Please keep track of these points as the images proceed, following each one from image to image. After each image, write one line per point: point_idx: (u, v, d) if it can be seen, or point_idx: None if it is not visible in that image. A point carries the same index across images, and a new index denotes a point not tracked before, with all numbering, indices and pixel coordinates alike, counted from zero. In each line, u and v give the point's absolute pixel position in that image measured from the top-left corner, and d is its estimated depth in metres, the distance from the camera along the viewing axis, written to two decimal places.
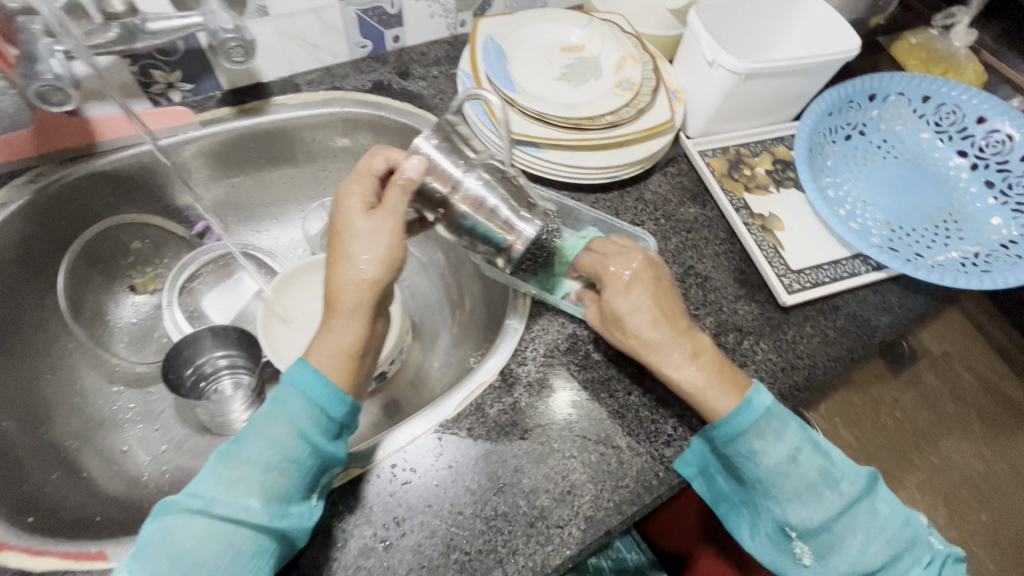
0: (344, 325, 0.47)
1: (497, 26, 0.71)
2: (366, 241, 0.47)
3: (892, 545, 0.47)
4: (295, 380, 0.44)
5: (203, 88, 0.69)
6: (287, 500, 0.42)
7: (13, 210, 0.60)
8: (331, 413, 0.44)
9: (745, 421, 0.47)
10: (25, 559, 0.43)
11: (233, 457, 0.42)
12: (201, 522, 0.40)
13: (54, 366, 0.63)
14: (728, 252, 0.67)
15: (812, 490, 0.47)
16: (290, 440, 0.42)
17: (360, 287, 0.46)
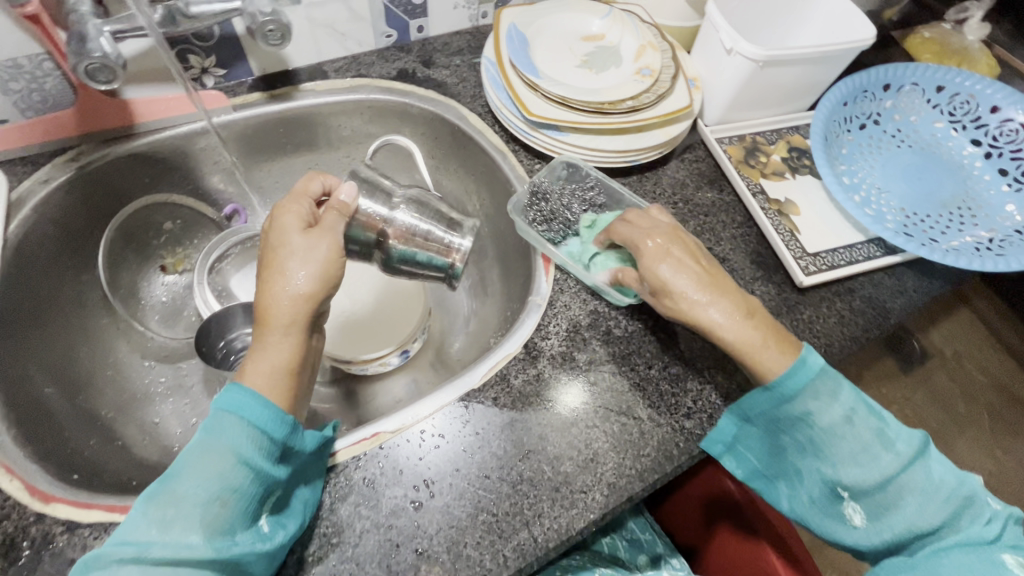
0: (278, 342, 0.47)
1: (520, 14, 0.73)
2: (301, 256, 0.49)
3: (950, 505, 0.47)
4: (229, 404, 0.42)
5: (235, 73, 0.72)
6: (235, 528, 0.41)
7: (56, 186, 0.62)
8: (272, 434, 0.43)
9: (798, 383, 0.48)
10: (74, 510, 0.45)
11: (166, 496, 0.39)
12: (140, 565, 0.38)
13: (91, 338, 0.65)
14: (745, 235, 0.69)
15: (867, 450, 0.47)
16: (230, 469, 0.41)
17: (296, 301, 0.48)
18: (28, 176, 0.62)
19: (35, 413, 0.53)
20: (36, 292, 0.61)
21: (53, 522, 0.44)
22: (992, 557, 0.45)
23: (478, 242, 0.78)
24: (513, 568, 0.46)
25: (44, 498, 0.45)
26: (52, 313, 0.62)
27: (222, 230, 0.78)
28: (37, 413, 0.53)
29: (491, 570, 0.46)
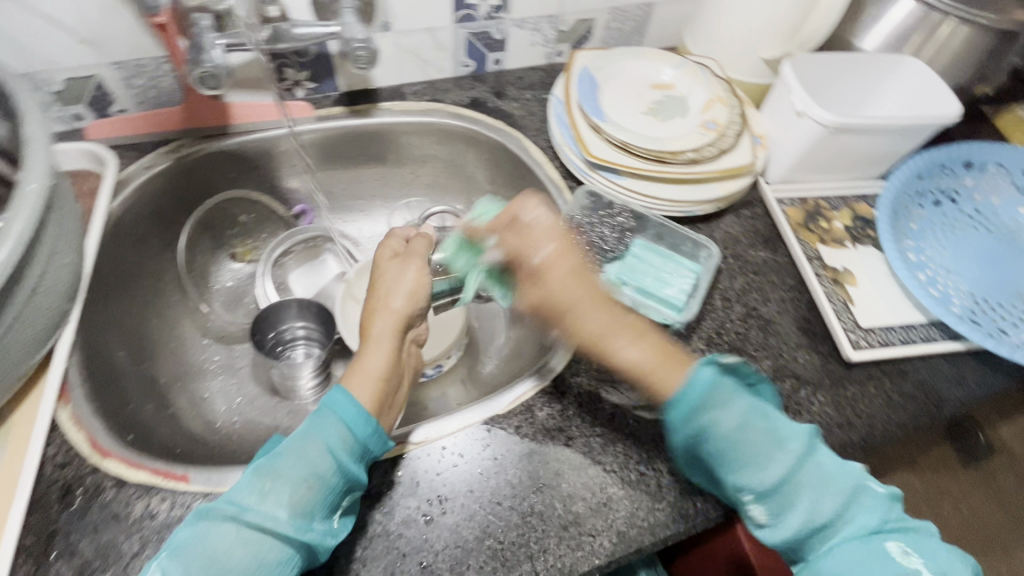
0: (372, 351, 0.52)
1: (593, 58, 0.75)
2: (397, 281, 0.56)
3: (846, 490, 0.44)
4: (331, 402, 0.47)
5: (324, 87, 0.78)
6: (316, 514, 0.44)
7: (156, 172, 0.70)
8: (359, 432, 0.46)
9: (687, 386, 0.45)
10: (124, 468, 0.49)
11: (268, 470, 0.44)
12: (234, 527, 0.41)
13: (161, 311, 0.72)
14: (793, 300, 0.67)
15: (761, 451, 0.44)
16: (321, 458, 0.44)
17: (391, 317, 0.54)
18: (135, 161, 0.70)
19: (106, 371, 0.59)
20: (124, 264, 0.68)
21: (105, 476, 0.49)
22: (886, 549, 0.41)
23: None
24: None
25: (101, 453, 0.50)
26: (133, 285, 0.69)
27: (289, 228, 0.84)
28: (108, 373, 0.59)
29: None
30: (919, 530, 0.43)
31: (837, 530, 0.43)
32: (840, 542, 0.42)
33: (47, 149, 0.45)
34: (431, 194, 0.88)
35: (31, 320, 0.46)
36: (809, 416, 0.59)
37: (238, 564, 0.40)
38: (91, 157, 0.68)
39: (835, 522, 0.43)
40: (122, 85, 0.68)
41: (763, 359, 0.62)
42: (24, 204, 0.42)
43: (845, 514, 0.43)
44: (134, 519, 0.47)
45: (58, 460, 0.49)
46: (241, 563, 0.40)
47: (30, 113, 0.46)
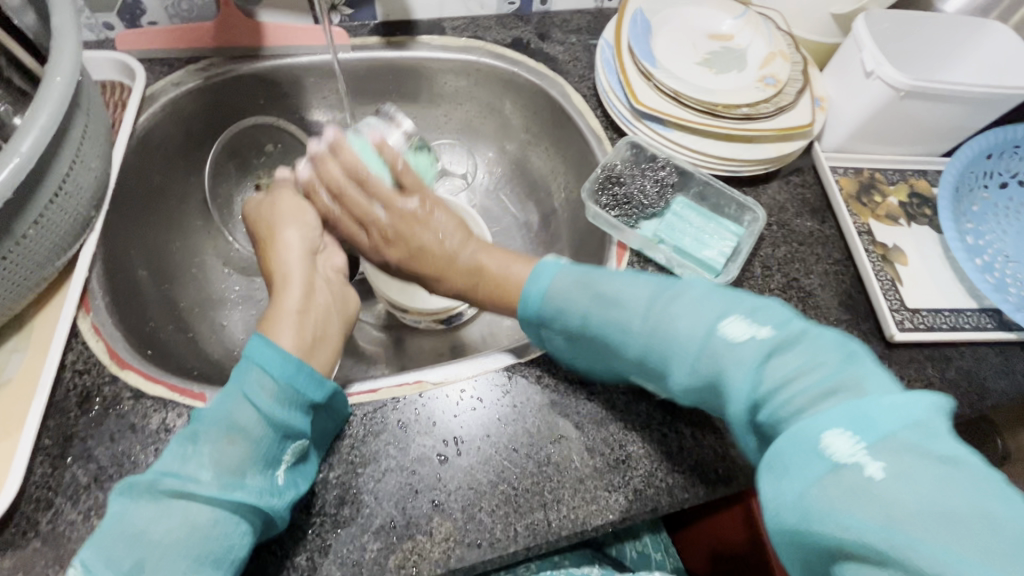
0: (289, 294, 0.52)
1: (649, 1, 0.70)
2: (294, 221, 0.58)
3: (728, 355, 0.41)
4: (246, 354, 0.44)
5: (361, 15, 0.74)
6: (249, 470, 0.40)
7: (186, 90, 0.68)
8: (281, 379, 0.43)
9: (535, 291, 0.50)
10: (143, 382, 0.49)
11: (191, 433, 0.41)
12: (156, 497, 0.38)
13: (183, 235, 0.70)
14: (838, 274, 0.63)
15: (615, 334, 0.46)
16: (240, 409, 0.41)
17: (296, 250, 0.56)
18: (164, 77, 0.68)
19: (127, 287, 0.58)
20: (149, 182, 0.66)
21: (123, 387, 0.48)
22: (809, 440, 0.35)
23: (555, 226, 0.78)
24: (522, 545, 0.46)
25: (120, 363, 0.49)
26: (157, 205, 0.67)
27: None
28: (130, 289, 0.59)
29: (499, 540, 0.46)
30: (847, 390, 0.37)
31: (733, 407, 0.41)
32: (739, 415, 0.40)
33: (77, 42, 0.43)
34: (463, 138, 0.85)
35: (54, 222, 0.45)
36: None
37: (165, 532, 0.37)
38: (120, 67, 0.66)
39: (724, 395, 0.41)
40: None
41: None
42: (50, 97, 0.40)
43: (729, 381, 0.41)
44: (151, 431, 0.46)
45: (77, 366, 0.49)
46: (171, 529, 0.37)
47: (59, 4, 0.44)
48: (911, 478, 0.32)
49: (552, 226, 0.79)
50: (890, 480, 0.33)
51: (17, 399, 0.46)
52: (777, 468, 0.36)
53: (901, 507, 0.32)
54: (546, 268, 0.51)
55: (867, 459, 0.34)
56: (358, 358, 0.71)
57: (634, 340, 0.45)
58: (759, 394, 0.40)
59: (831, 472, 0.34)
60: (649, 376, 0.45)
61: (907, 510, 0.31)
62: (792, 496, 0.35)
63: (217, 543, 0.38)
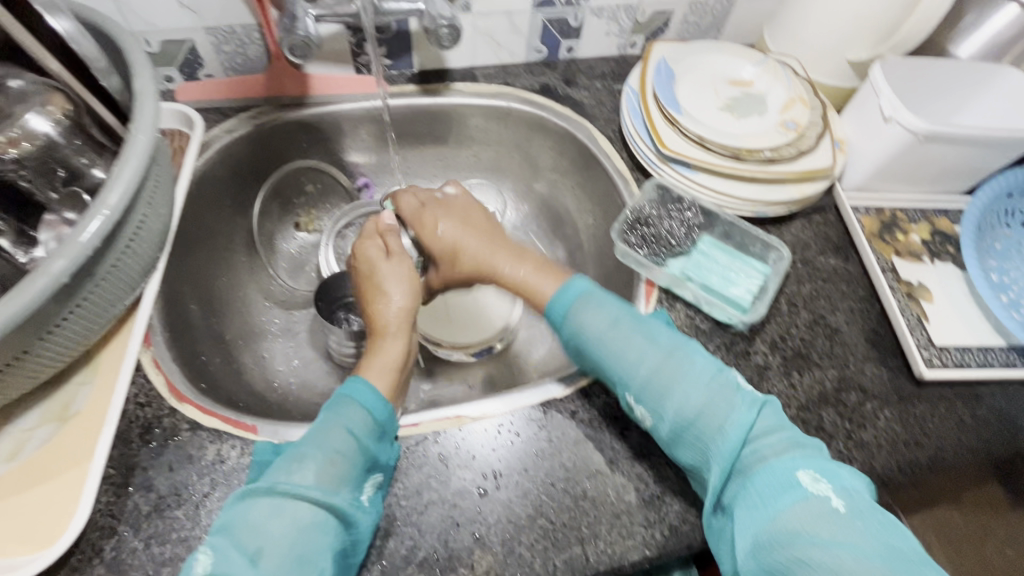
0: (391, 346, 0.56)
1: (671, 51, 0.74)
2: (397, 279, 0.61)
3: (728, 399, 0.48)
4: (349, 390, 0.50)
5: (399, 64, 0.78)
6: (345, 487, 0.45)
7: (237, 136, 0.73)
8: (376, 413, 0.49)
9: (564, 300, 0.56)
10: (198, 414, 0.51)
11: (297, 453, 0.45)
12: (268, 500, 0.43)
13: (229, 271, 0.74)
14: (863, 311, 0.65)
15: (633, 347, 0.51)
16: (344, 437, 0.46)
17: (403, 311, 0.59)
18: (217, 125, 0.73)
19: (181, 322, 0.62)
20: (201, 222, 0.70)
21: (180, 419, 0.51)
22: (791, 473, 0.43)
23: (582, 261, 0.81)
24: None
25: (178, 397, 0.52)
26: (207, 243, 0.71)
27: (351, 200, 0.85)
28: (183, 323, 0.62)
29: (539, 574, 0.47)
30: (808, 449, 0.46)
31: (720, 439, 0.46)
32: (728, 446, 0.46)
33: (156, 102, 0.48)
34: (491, 177, 0.88)
35: (127, 264, 0.49)
36: (874, 431, 0.57)
37: (277, 533, 0.41)
38: (178, 116, 0.71)
39: (715, 428, 0.47)
40: (212, 50, 0.70)
41: (829, 369, 0.60)
42: (132, 154, 0.44)
43: (726, 418, 0.47)
44: (206, 462, 0.49)
45: (140, 399, 0.51)
46: (281, 529, 0.41)
47: (141, 67, 0.48)
48: (864, 515, 0.41)
49: (579, 261, 0.81)
50: (849, 512, 0.41)
51: (84, 430, 0.49)
52: (757, 493, 0.44)
53: (857, 533, 0.39)
54: (586, 283, 0.57)
55: (832, 495, 0.42)
56: None
57: (645, 366, 0.50)
58: (746, 433, 0.47)
59: (805, 500, 0.42)
60: (645, 403, 0.49)
61: (862, 536, 0.39)
62: (766, 521, 0.42)
63: (319, 547, 0.42)
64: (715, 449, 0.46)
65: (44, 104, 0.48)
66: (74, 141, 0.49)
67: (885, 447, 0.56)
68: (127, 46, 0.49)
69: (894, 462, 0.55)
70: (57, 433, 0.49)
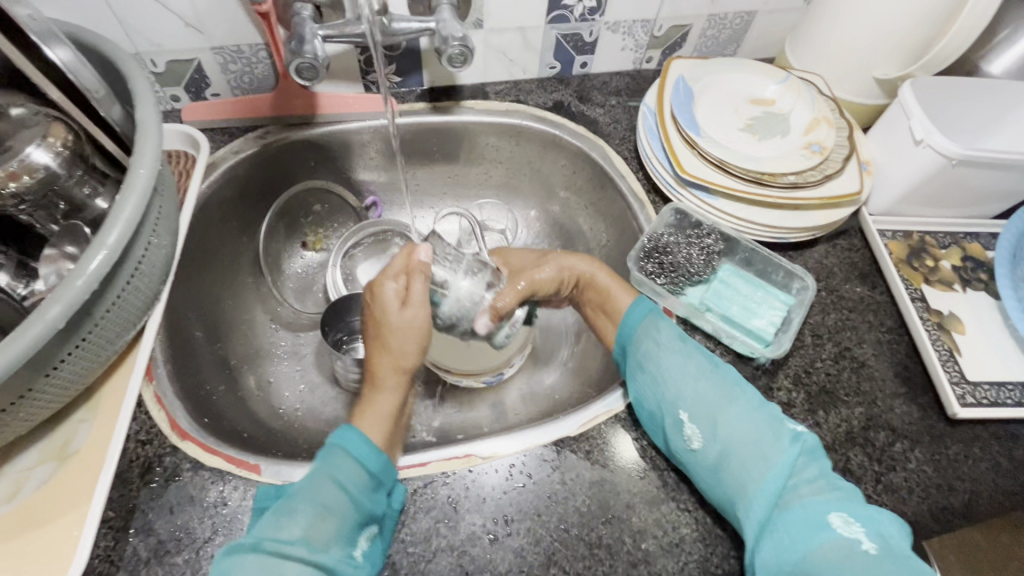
0: (383, 398, 0.54)
1: (690, 68, 0.71)
2: (405, 338, 0.55)
3: (774, 434, 0.47)
4: (342, 441, 0.47)
5: (409, 81, 0.77)
6: (336, 544, 0.43)
7: (244, 156, 0.71)
8: (370, 467, 0.46)
9: (639, 312, 0.56)
10: (200, 453, 0.50)
11: (287, 505, 0.43)
12: (253, 558, 0.40)
13: (234, 294, 0.72)
14: (892, 343, 0.62)
15: (695, 376, 0.50)
16: (332, 492, 0.44)
17: (400, 368, 0.55)
18: (223, 145, 0.71)
19: (185, 351, 0.60)
20: (207, 244, 0.69)
21: (182, 457, 0.49)
22: (822, 514, 0.42)
23: None
24: None
25: (181, 434, 0.51)
26: (213, 265, 0.70)
27: (359, 220, 0.83)
28: (187, 352, 0.61)
29: None
30: (847, 488, 0.44)
31: (759, 480, 0.45)
32: (773, 482, 0.45)
33: (159, 132, 0.46)
34: (502, 195, 0.86)
35: (127, 300, 0.47)
36: (904, 473, 0.54)
37: None
38: (184, 137, 0.70)
39: (759, 468, 0.45)
40: (219, 69, 0.69)
41: (855, 406, 0.57)
42: (132, 189, 0.43)
43: (769, 454, 0.46)
44: (208, 504, 0.47)
45: (141, 437, 0.50)
46: None
47: (143, 95, 0.47)
48: (898, 560, 0.40)
49: None
50: (883, 556, 0.40)
51: (83, 470, 0.48)
52: (790, 525, 0.43)
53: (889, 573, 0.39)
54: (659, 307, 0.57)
55: (864, 538, 0.41)
56: None
57: (702, 390, 0.49)
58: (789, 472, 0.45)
59: (837, 540, 0.41)
60: (698, 421, 0.48)
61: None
62: (795, 550, 0.41)
63: None
64: (752, 492, 0.45)
65: (44, 134, 0.46)
66: (75, 172, 0.48)
67: (915, 490, 0.53)
68: (131, 75, 0.47)
69: (926, 508, 0.52)
70: (54, 473, 0.48)
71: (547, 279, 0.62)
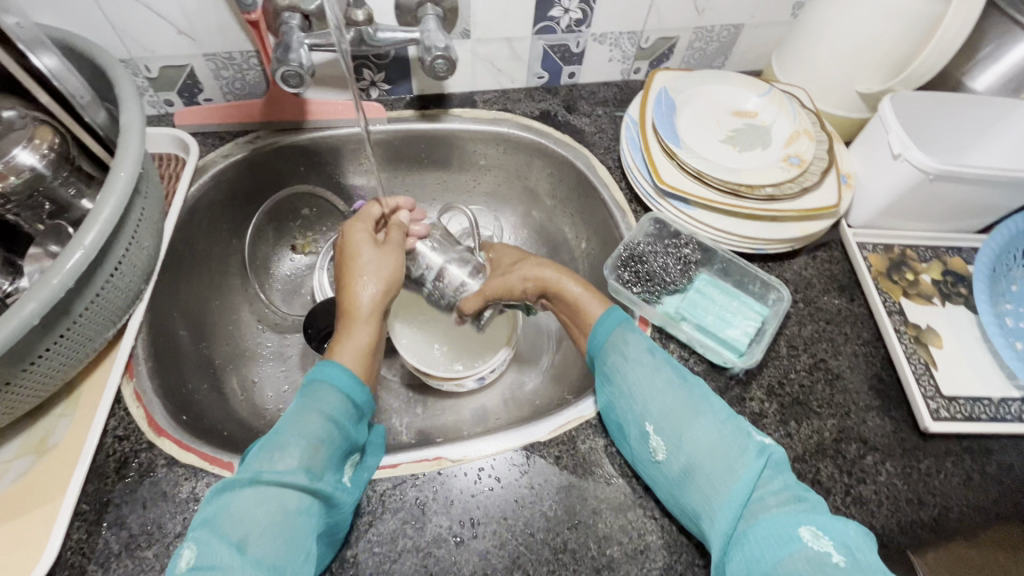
0: (360, 329, 0.56)
1: (674, 79, 0.72)
2: (376, 266, 0.59)
3: (739, 446, 0.46)
4: (321, 372, 0.50)
5: (398, 90, 0.78)
6: (330, 471, 0.46)
7: (233, 161, 0.73)
8: (352, 397, 0.50)
9: (608, 321, 0.56)
10: (176, 450, 0.51)
11: (277, 441, 0.45)
12: (252, 490, 0.41)
13: (221, 295, 0.74)
14: (868, 356, 0.62)
15: (661, 387, 0.50)
16: (323, 423, 0.47)
17: (377, 300, 0.58)
18: (214, 149, 0.73)
19: (168, 349, 0.62)
20: (195, 246, 0.71)
21: (158, 454, 0.50)
22: (791, 526, 0.41)
23: None
24: None
25: (157, 431, 0.52)
26: (200, 266, 0.72)
27: (348, 224, 0.85)
28: (170, 351, 0.62)
29: None
30: (812, 500, 0.43)
31: (724, 493, 0.44)
32: (739, 494, 0.44)
33: (141, 137, 0.48)
34: (490, 202, 0.88)
35: (107, 299, 0.49)
36: (874, 486, 0.54)
37: (262, 521, 0.40)
38: (175, 141, 0.72)
39: (725, 480, 0.45)
40: (211, 75, 0.71)
41: (828, 418, 0.57)
42: (111, 192, 0.44)
43: (735, 467, 0.45)
44: (180, 500, 0.48)
45: (118, 433, 0.51)
46: (266, 514, 0.41)
47: (129, 101, 0.48)
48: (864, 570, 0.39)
49: None
50: (851, 570, 0.38)
51: (60, 463, 0.49)
52: (754, 539, 0.41)
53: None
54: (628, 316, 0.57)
55: (833, 551, 0.39)
56: (380, 420, 0.72)
57: (669, 401, 0.50)
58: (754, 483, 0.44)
59: (805, 552, 0.39)
60: (664, 434, 0.48)
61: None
62: (762, 562, 0.40)
63: (302, 534, 0.42)
64: (719, 503, 0.44)
65: (31, 136, 0.47)
66: (61, 173, 0.49)
67: (885, 503, 0.53)
68: (118, 78, 0.49)
69: (895, 522, 0.52)
70: (34, 466, 0.49)
71: (513, 287, 0.63)
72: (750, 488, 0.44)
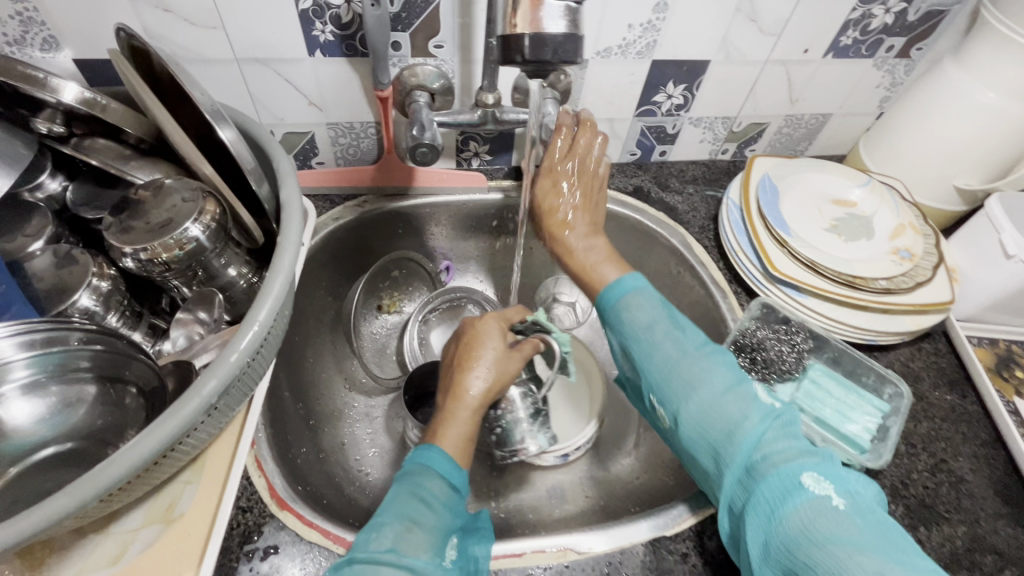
0: (462, 416, 0.52)
1: (774, 167, 0.74)
2: (494, 365, 0.55)
3: (744, 409, 0.47)
4: (414, 456, 0.49)
5: (498, 160, 0.81)
6: (426, 553, 0.43)
7: (342, 224, 0.75)
8: (450, 481, 0.47)
9: (616, 292, 0.56)
10: (301, 525, 0.51)
11: (375, 524, 0.44)
12: (349, 568, 0.41)
13: (315, 353, 0.74)
14: (988, 457, 0.60)
15: (663, 357, 0.51)
16: (419, 503, 0.45)
17: (485, 394, 0.53)
18: (324, 211, 0.75)
19: (277, 412, 0.61)
20: (299, 304, 0.72)
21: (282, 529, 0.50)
22: (791, 473, 0.43)
23: None
24: None
25: (279, 503, 0.52)
26: (301, 324, 0.72)
27: (433, 285, 0.85)
28: (278, 413, 0.62)
29: None
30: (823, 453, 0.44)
31: (730, 451, 0.46)
32: (740, 453, 0.46)
33: (300, 212, 0.50)
34: None
35: (254, 370, 0.49)
36: None
37: None
38: None
39: (726, 439, 0.47)
40: (329, 142, 0.74)
41: (958, 525, 0.55)
42: (278, 268, 0.45)
43: (737, 429, 0.46)
44: None
45: (242, 504, 0.51)
46: None
47: (287, 177, 0.51)
48: (865, 517, 0.40)
49: None
50: (850, 511, 0.40)
51: (188, 539, 0.47)
52: (765, 499, 0.43)
53: (854, 529, 0.39)
54: (641, 282, 0.57)
55: (833, 494, 0.41)
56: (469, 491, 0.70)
57: (669, 368, 0.51)
58: (757, 444, 0.46)
59: (809, 501, 0.41)
60: (665, 404, 0.51)
61: (859, 533, 0.39)
62: (766, 522, 0.42)
63: None
64: (728, 459, 0.46)
65: (200, 211, 0.48)
66: (217, 244, 0.50)
67: None
68: (276, 156, 0.52)
69: None
70: (160, 537, 0.47)
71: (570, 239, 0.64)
72: (754, 447, 0.46)
